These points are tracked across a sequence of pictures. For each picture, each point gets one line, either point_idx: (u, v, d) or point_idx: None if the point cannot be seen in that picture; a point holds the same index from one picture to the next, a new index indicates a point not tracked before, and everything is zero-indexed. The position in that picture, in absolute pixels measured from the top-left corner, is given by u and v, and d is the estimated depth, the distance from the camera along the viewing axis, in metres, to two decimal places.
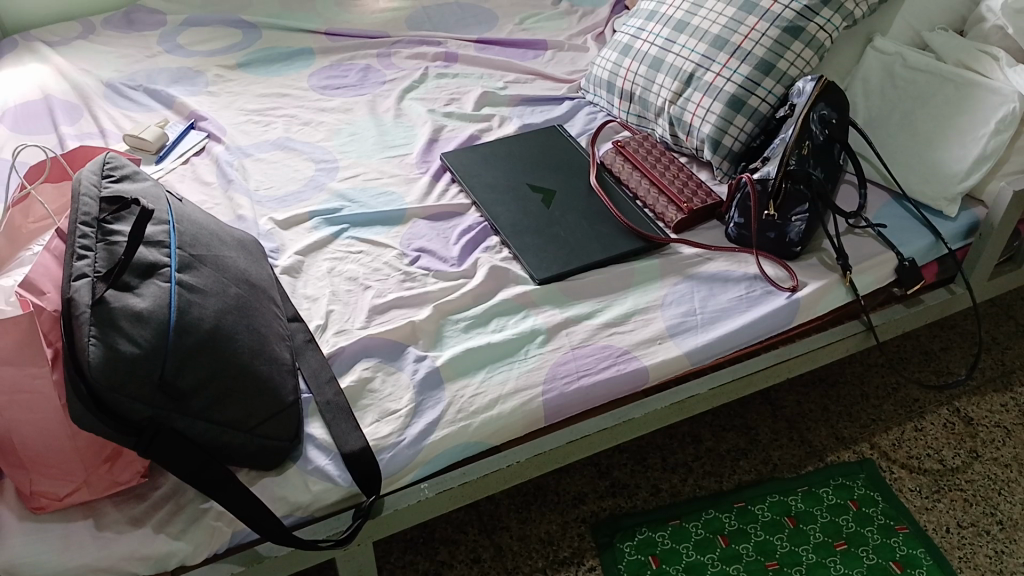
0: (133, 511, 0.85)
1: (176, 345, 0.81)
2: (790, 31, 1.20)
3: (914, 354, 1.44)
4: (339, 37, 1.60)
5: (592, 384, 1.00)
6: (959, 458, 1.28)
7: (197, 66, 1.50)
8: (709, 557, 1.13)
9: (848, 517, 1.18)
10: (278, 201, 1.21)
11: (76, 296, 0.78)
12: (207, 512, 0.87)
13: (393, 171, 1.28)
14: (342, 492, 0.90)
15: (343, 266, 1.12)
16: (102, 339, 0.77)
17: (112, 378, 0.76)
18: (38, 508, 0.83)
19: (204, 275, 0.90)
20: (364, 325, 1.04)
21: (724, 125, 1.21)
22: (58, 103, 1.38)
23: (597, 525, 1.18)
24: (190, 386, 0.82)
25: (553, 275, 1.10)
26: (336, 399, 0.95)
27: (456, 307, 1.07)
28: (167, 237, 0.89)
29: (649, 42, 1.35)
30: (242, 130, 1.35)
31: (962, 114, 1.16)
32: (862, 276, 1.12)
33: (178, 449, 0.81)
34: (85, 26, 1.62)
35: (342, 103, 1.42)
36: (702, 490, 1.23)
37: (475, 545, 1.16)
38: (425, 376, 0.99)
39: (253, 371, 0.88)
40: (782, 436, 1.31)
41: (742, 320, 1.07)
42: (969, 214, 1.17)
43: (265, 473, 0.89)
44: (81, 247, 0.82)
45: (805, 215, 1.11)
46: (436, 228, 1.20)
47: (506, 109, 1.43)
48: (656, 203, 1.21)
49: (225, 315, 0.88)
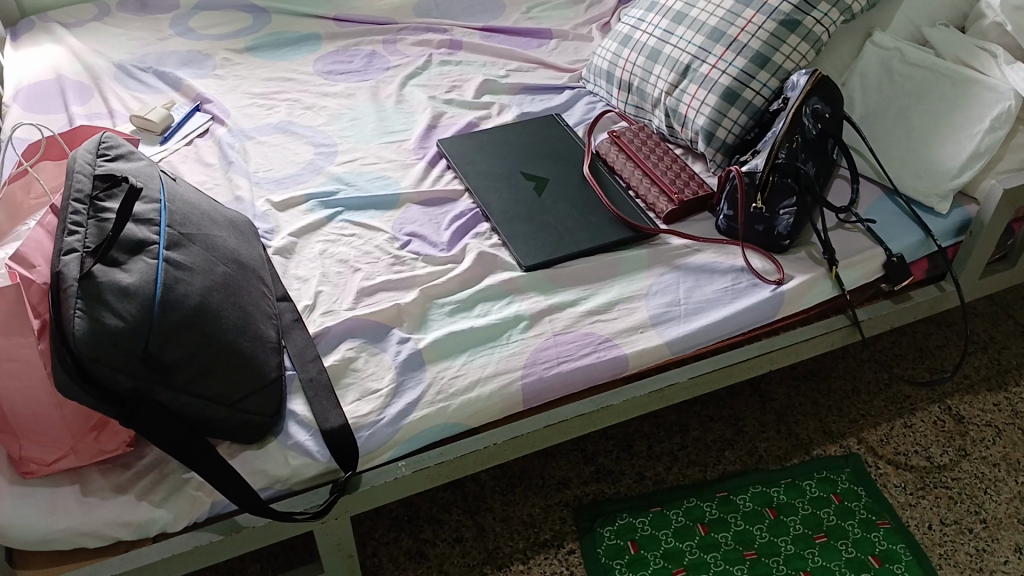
0: (118, 478, 0.89)
1: (161, 320, 0.85)
2: (786, 25, 1.20)
3: (909, 350, 1.43)
4: (347, 23, 1.62)
5: (571, 370, 1.02)
6: (948, 456, 1.28)
7: (206, 50, 1.53)
8: (688, 544, 1.15)
9: (830, 510, 1.19)
10: (276, 182, 1.24)
11: (65, 270, 0.81)
12: (188, 483, 0.90)
13: (390, 156, 1.30)
14: (321, 468, 0.93)
15: (335, 248, 1.15)
16: (87, 312, 0.80)
17: (97, 349, 0.79)
18: (27, 473, 0.86)
19: (193, 253, 0.93)
20: (351, 306, 1.06)
21: (719, 117, 1.21)
22: (70, 83, 1.42)
23: (580, 509, 1.20)
24: (173, 360, 0.85)
25: (540, 262, 1.12)
26: (319, 376, 0.98)
27: (442, 291, 1.09)
28: (158, 215, 0.92)
29: (648, 33, 1.35)
30: (246, 113, 1.38)
31: (958, 110, 1.16)
32: (849, 271, 1.12)
33: (159, 421, 0.84)
34: (100, 8, 1.65)
35: (345, 88, 1.44)
36: (686, 479, 1.25)
37: (458, 524, 1.18)
38: (407, 357, 1.01)
39: (236, 347, 0.91)
40: (769, 429, 1.32)
41: (725, 311, 1.08)
42: (962, 211, 1.17)
43: (246, 447, 0.92)
44: (72, 223, 0.85)
45: (793, 209, 1.11)
46: (428, 213, 1.21)
47: (506, 97, 1.44)
48: (647, 193, 1.22)
49: (211, 293, 0.91)
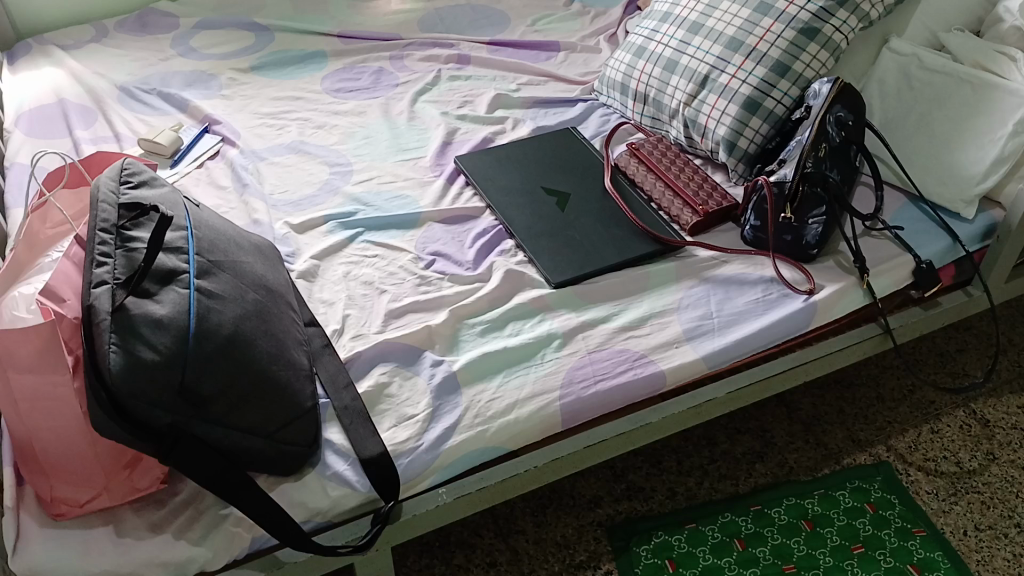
0: (153, 516, 0.86)
1: (196, 351, 0.81)
2: (806, 33, 1.20)
3: (930, 356, 1.43)
4: (351, 39, 1.60)
5: (609, 389, 1.00)
6: (976, 461, 1.28)
7: (211, 70, 1.50)
8: (726, 560, 1.13)
9: (865, 520, 1.18)
10: (293, 204, 1.22)
11: (97, 303, 0.78)
12: (226, 518, 0.87)
13: (407, 175, 1.28)
14: (360, 497, 0.90)
15: (358, 270, 1.12)
16: (122, 346, 0.77)
17: (133, 384, 0.76)
18: (58, 515, 0.83)
19: (223, 280, 0.90)
20: (381, 329, 1.04)
21: (740, 127, 1.21)
22: (73, 106, 1.39)
23: (613, 529, 1.18)
24: (210, 392, 0.82)
25: (569, 278, 1.10)
26: (354, 404, 0.95)
27: (472, 311, 1.07)
28: (187, 243, 0.89)
29: (663, 44, 1.34)
30: (256, 133, 1.36)
31: (980, 115, 1.15)
32: (879, 279, 1.11)
33: (199, 456, 0.82)
34: (97, 30, 1.62)
35: (355, 106, 1.42)
36: (718, 493, 1.23)
37: (491, 548, 1.16)
38: (442, 381, 0.99)
39: (272, 377, 0.88)
40: (798, 439, 1.31)
41: (760, 323, 1.07)
42: (987, 216, 1.16)
43: (284, 479, 0.89)
44: (100, 255, 0.82)
45: (822, 218, 1.10)
46: (451, 231, 1.20)
47: (519, 111, 1.43)
48: (671, 205, 1.21)
49: (244, 321, 0.88)
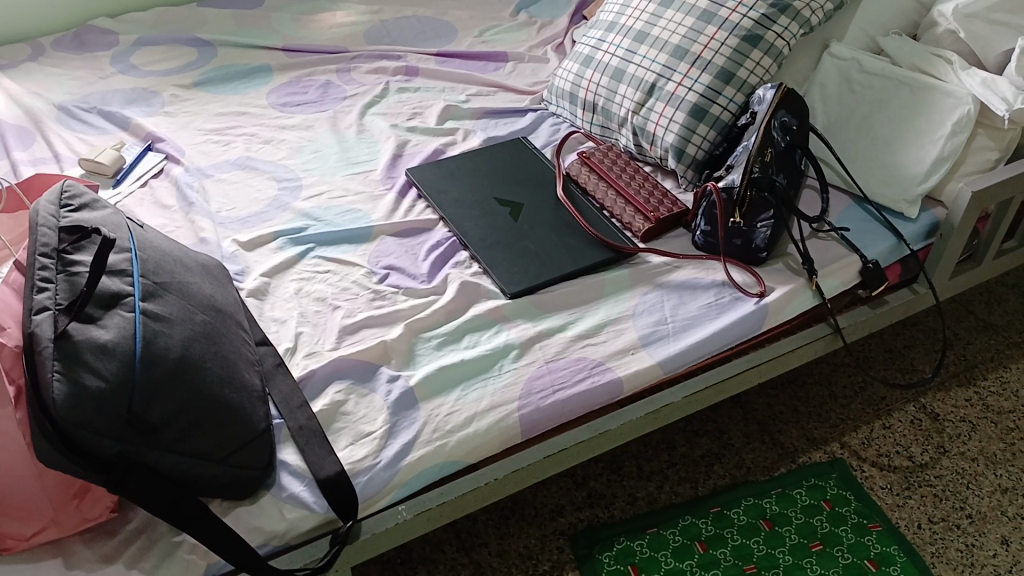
0: (104, 547, 0.83)
1: (143, 377, 0.79)
2: (748, 40, 1.22)
3: (879, 352, 1.46)
4: (297, 53, 1.58)
5: (568, 398, 1.00)
6: (928, 454, 1.31)
7: (153, 87, 1.47)
8: (688, 563, 1.14)
9: (822, 517, 1.20)
10: (240, 221, 1.20)
11: (38, 330, 0.76)
12: (180, 546, 0.84)
13: (357, 189, 1.27)
14: (318, 519, 0.89)
15: (310, 286, 1.11)
16: (66, 375, 0.75)
17: (79, 414, 0.74)
18: (3, 549, 0.80)
19: (169, 303, 0.88)
20: (334, 346, 1.03)
21: (688, 134, 1.22)
22: (9, 127, 1.35)
23: (576, 537, 1.18)
24: (159, 419, 0.80)
25: (524, 288, 1.10)
26: (309, 423, 0.94)
27: (427, 324, 1.06)
28: (130, 265, 0.87)
29: (610, 53, 1.35)
30: (201, 150, 1.33)
31: (919, 117, 1.19)
32: (827, 280, 1.13)
33: (153, 485, 0.79)
34: (33, 47, 1.58)
35: (303, 120, 1.41)
36: (679, 496, 1.24)
37: (454, 563, 1.15)
38: (399, 397, 0.97)
39: (224, 400, 0.86)
40: (754, 439, 1.32)
41: (713, 327, 1.08)
42: (929, 215, 1.20)
43: (239, 503, 0.87)
44: (41, 280, 0.80)
45: (770, 222, 1.12)
46: (403, 244, 1.19)
47: (469, 122, 1.43)
48: (623, 213, 1.21)
49: (192, 343, 0.86)
